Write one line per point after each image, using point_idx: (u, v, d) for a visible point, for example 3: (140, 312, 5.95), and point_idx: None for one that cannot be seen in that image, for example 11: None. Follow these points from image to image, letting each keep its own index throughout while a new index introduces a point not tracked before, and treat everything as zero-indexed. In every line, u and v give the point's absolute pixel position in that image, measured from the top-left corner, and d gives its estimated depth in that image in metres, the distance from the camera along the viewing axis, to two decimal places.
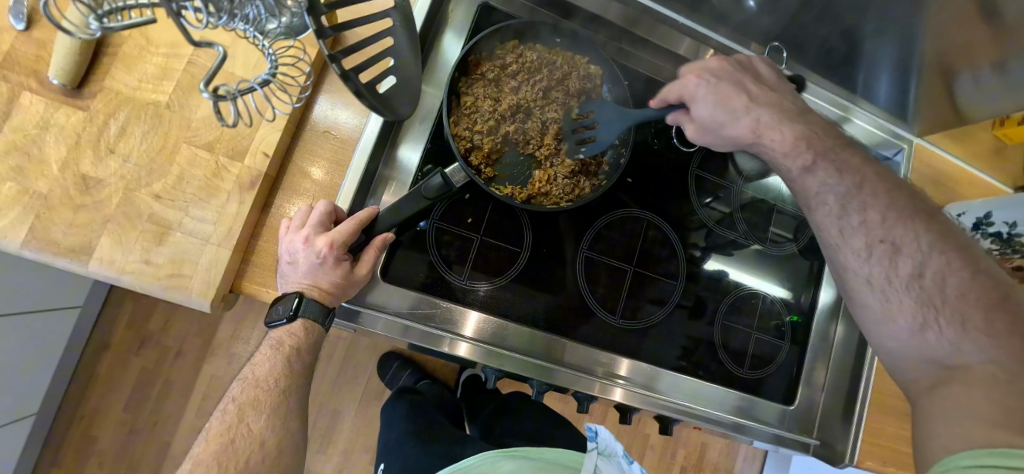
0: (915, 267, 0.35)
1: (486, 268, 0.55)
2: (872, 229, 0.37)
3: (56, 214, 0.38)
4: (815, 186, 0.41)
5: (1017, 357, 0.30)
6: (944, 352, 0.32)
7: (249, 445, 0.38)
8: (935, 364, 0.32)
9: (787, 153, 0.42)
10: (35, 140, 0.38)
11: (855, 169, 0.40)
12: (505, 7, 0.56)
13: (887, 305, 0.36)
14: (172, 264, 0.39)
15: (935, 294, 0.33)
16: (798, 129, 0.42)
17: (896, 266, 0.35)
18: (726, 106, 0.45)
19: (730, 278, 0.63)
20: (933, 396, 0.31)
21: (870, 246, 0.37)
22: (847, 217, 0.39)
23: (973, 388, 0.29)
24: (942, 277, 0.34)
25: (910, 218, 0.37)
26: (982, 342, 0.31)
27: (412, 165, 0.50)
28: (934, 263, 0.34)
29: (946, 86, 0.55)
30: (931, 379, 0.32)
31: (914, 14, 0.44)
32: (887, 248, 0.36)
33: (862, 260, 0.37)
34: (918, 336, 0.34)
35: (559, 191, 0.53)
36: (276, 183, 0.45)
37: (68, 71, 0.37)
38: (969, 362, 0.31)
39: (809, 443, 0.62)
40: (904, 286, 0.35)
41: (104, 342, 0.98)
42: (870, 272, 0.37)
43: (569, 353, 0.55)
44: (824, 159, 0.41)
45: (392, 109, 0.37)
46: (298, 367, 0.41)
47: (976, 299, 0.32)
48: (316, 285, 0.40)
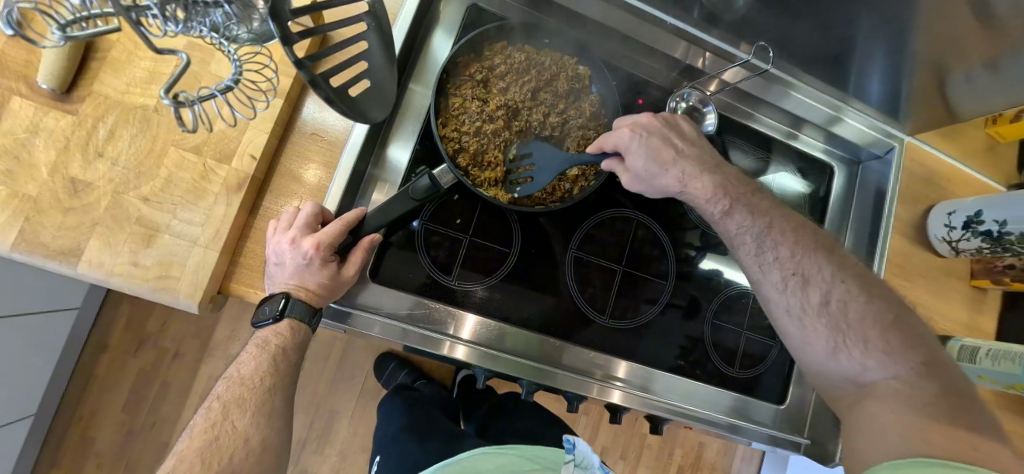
0: (823, 296, 0.42)
1: (477, 268, 0.55)
2: (784, 264, 0.43)
3: (46, 216, 0.38)
4: (734, 227, 0.45)
5: (913, 367, 0.38)
6: (853, 370, 0.40)
7: (232, 441, 0.38)
8: (849, 381, 0.40)
9: (709, 200, 0.46)
10: (24, 144, 0.39)
11: (763, 215, 0.45)
12: (496, 10, 0.57)
13: (804, 330, 0.43)
14: (160, 266, 0.40)
15: (843, 321, 0.41)
16: (715, 180, 0.46)
17: (808, 297, 0.42)
18: (658, 158, 0.47)
19: (722, 278, 0.63)
20: (858, 412, 0.38)
21: (785, 279, 0.43)
22: (764, 256, 0.44)
23: (884, 404, 0.36)
24: (846, 303, 0.41)
25: (813, 258, 0.43)
26: (882, 359, 0.39)
27: (401, 166, 0.51)
28: (837, 292, 0.42)
29: (937, 84, 0.55)
30: (852, 396, 0.40)
31: (902, 13, 0.44)
32: (798, 281, 0.43)
33: (780, 291, 0.44)
34: (834, 356, 0.41)
35: (546, 191, 0.54)
36: (264, 184, 0.45)
37: (57, 75, 0.38)
38: (876, 378, 0.39)
39: (800, 442, 0.62)
40: (817, 314, 0.42)
41: (103, 343, 0.99)
42: (788, 303, 0.43)
43: (565, 355, 0.56)
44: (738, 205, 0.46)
45: (364, 112, 0.37)
46: (284, 366, 0.42)
47: (874, 323, 0.40)
48: (302, 286, 0.40)
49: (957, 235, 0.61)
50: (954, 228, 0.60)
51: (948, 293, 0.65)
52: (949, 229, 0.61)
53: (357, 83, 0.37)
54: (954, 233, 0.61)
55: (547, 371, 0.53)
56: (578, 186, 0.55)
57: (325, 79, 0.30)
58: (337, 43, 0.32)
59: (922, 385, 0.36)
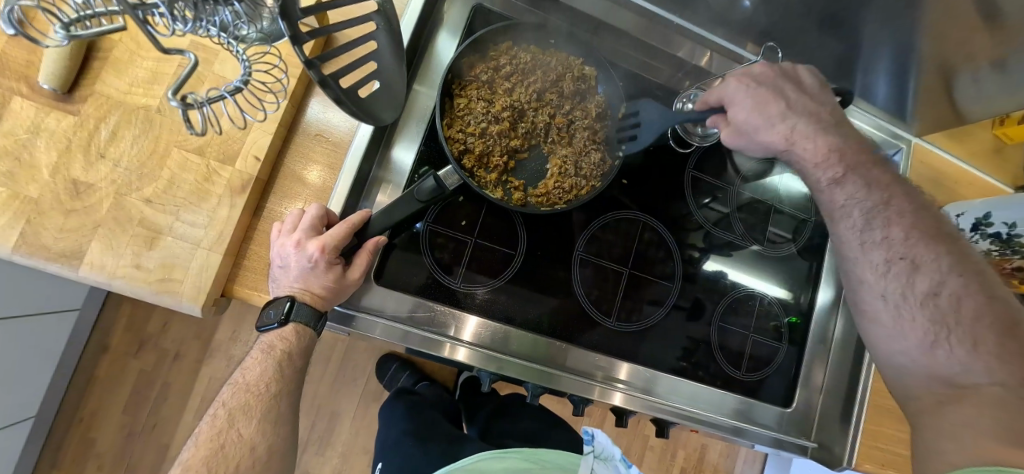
0: (932, 286, 0.36)
1: (481, 271, 0.54)
2: (893, 245, 0.38)
3: (47, 218, 0.38)
4: (843, 197, 0.43)
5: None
6: (951, 370, 0.33)
7: (239, 450, 0.38)
8: (940, 381, 0.34)
9: (819, 162, 0.44)
10: (25, 144, 0.38)
11: (883, 187, 0.42)
12: (500, 9, 0.56)
13: (897, 318, 0.37)
14: (163, 268, 0.39)
15: (951, 315, 0.35)
16: (831, 141, 0.44)
17: (913, 283, 0.37)
18: (765, 112, 0.46)
19: (728, 279, 0.63)
20: (940, 415, 0.32)
21: (889, 262, 0.38)
22: (870, 232, 0.40)
23: (983, 411, 0.30)
24: (959, 297, 0.35)
25: (931, 243, 0.38)
26: (992, 364, 0.32)
27: (406, 167, 0.50)
28: (953, 285, 0.36)
29: (944, 85, 0.55)
30: (939, 398, 0.33)
31: (911, 14, 0.43)
32: (905, 266, 0.37)
33: (880, 274, 0.39)
34: (928, 352, 0.35)
35: (553, 193, 0.53)
36: (268, 186, 0.44)
37: (59, 75, 0.37)
38: (977, 382, 0.32)
39: (807, 445, 0.61)
40: (919, 303, 0.36)
41: (104, 344, 0.98)
42: (886, 287, 0.38)
43: (568, 357, 0.55)
44: (851, 174, 0.43)
45: (369, 114, 0.37)
46: (290, 371, 0.41)
47: (988, 328, 0.33)
48: (307, 289, 0.40)
49: (963, 237, 0.60)
50: (961, 230, 0.60)
51: None
52: (957, 231, 0.61)
53: (368, 84, 0.37)
54: (962, 235, 0.60)
55: (553, 374, 0.53)
56: (584, 187, 0.54)
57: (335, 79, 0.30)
58: (345, 43, 0.32)
59: None
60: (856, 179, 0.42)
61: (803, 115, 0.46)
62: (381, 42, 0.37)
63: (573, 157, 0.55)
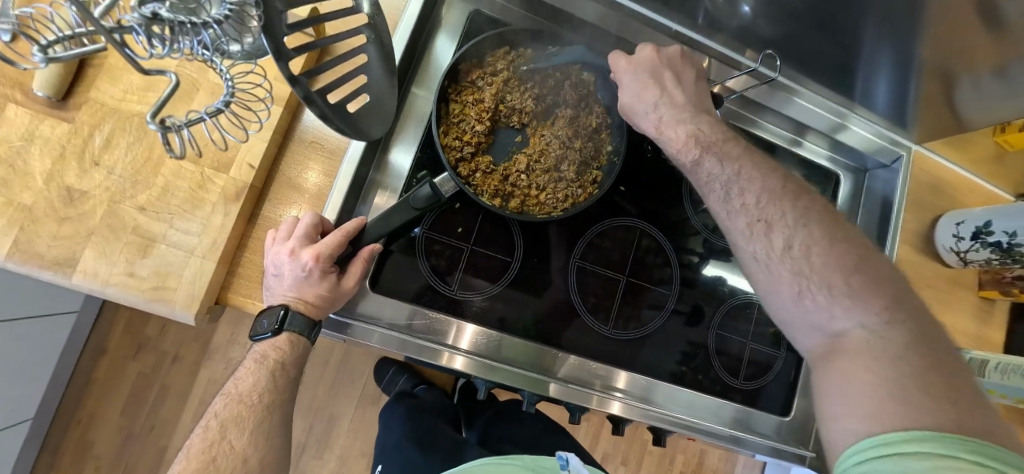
0: (786, 240, 0.34)
1: (479, 278, 0.54)
2: (749, 210, 0.36)
3: (41, 226, 0.38)
4: (705, 175, 0.40)
5: (885, 314, 0.30)
6: (820, 319, 0.32)
7: (231, 462, 0.38)
8: (820, 331, 0.32)
9: (679, 148, 0.42)
10: (19, 152, 0.38)
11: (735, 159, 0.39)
12: (498, 14, 0.56)
13: (771, 276, 0.35)
14: (157, 276, 0.39)
15: (807, 266, 0.33)
16: (690, 127, 0.42)
17: (771, 242, 0.35)
18: (640, 96, 0.45)
19: (726, 285, 0.62)
20: (827, 369, 0.31)
21: (749, 225, 0.36)
22: (731, 202, 0.37)
23: (861, 361, 0.29)
24: (809, 248, 0.33)
25: (782, 197, 0.36)
26: (848, 305, 0.31)
27: (403, 173, 0.50)
28: (801, 236, 0.34)
29: (945, 92, 0.54)
30: (821, 348, 0.32)
31: (912, 21, 0.43)
32: (762, 227, 0.35)
33: (744, 239, 0.36)
34: (797, 303, 0.33)
35: (551, 201, 0.53)
36: (263, 193, 0.44)
37: (53, 83, 0.38)
38: (845, 328, 0.31)
39: (806, 455, 0.61)
40: (780, 259, 0.34)
41: (102, 347, 0.98)
42: (754, 249, 0.36)
43: (564, 364, 0.55)
44: (709, 152, 0.40)
45: (363, 128, 0.37)
46: (282, 382, 0.41)
47: (838, 266, 0.32)
48: (301, 298, 0.39)
49: (965, 246, 0.60)
50: (962, 238, 0.60)
51: (956, 303, 0.64)
52: (958, 239, 0.60)
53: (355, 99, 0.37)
54: (963, 244, 0.60)
55: (550, 384, 0.53)
56: (584, 195, 0.54)
57: (320, 95, 0.30)
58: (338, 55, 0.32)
59: (892, 335, 0.29)
60: (715, 155, 0.40)
61: (671, 98, 0.44)
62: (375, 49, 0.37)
63: (576, 163, 0.54)
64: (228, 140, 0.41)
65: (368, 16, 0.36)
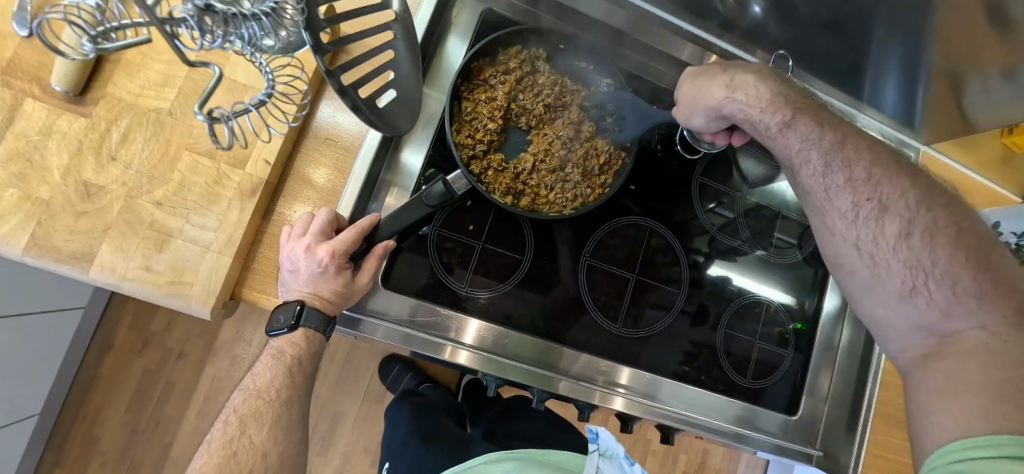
0: (904, 228, 0.33)
1: (489, 276, 0.54)
2: (857, 187, 0.36)
3: (57, 220, 0.38)
4: (797, 142, 0.40)
5: (1009, 316, 0.28)
6: (932, 317, 0.31)
7: (251, 456, 0.38)
8: (924, 332, 0.32)
9: (764, 108, 0.42)
10: (36, 146, 0.38)
11: (834, 128, 0.39)
12: (509, 13, 0.56)
13: (876, 268, 0.35)
14: (173, 271, 0.39)
15: (927, 258, 0.32)
16: (774, 88, 0.42)
17: (883, 227, 0.34)
18: (709, 79, 0.47)
19: (733, 285, 0.63)
20: (930, 370, 0.30)
21: (857, 205, 0.36)
22: (830, 178, 0.38)
23: (970, 360, 0.28)
24: (931, 239, 0.32)
25: (891, 173, 0.36)
26: (971, 306, 0.29)
27: (415, 170, 0.50)
28: (922, 224, 0.33)
29: (954, 93, 0.54)
30: (924, 348, 0.31)
31: (924, 23, 0.43)
32: (872, 208, 0.35)
33: (849, 223, 0.36)
34: (908, 301, 0.33)
35: (561, 199, 0.53)
36: (277, 189, 0.44)
37: (71, 78, 0.38)
38: (959, 328, 0.29)
39: (812, 454, 0.61)
40: (892, 248, 0.34)
41: (108, 343, 0.98)
42: (858, 234, 0.36)
43: (566, 360, 0.55)
44: (802, 116, 0.40)
45: (391, 123, 0.37)
46: (298, 377, 0.41)
47: (964, 262, 0.31)
48: (317, 294, 0.40)
49: None
50: None
51: None
52: None
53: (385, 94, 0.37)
54: None
55: (555, 380, 0.53)
56: (594, 194, 0.54)
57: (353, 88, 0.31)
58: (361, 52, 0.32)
59: (1017, 340, 0.27)
60: (810, 123, 0.40)
61: (753, 71, 0.45)
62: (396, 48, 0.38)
63: (585, 163, 0.54)
64: (272, 134, 0.41)
65: (397, 13, 0.37)
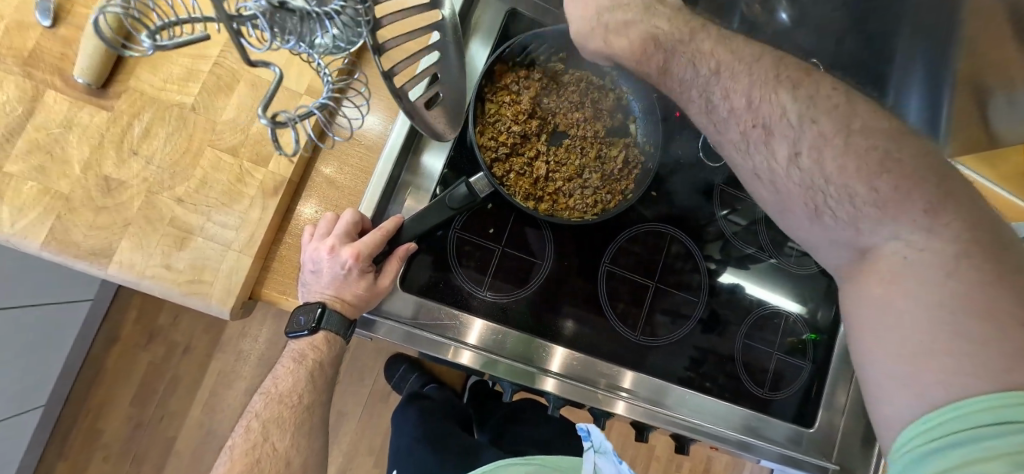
0: (791, 146, 0.28)
1: (509, 279, 0.54)
2: (739, 117, 0.30)
3: (77, 215, 0.37)
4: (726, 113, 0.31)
5: (919, 214, 0.25)
6: (846, 234, 0.28)
7: (275, 465, 0.38)
8: (845, 246, 0.28)
9: (640, 60, 0.32)
10: (57, 138, 0.38)
11: (708, 51, 0.31)
12: (533, 16, 0.55)
13: (776, 193, 0.30)
14: (193, 269, 0.38)
15: (820, 175, 0.27)
16: (644, 28, 0.32)
17: (774, 152, 0.29)
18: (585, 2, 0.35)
19: (747, 293, 0.62)
20: (856, 291, 0.28)
21: (743, 134, 0.30)
22: (716, 113, 0.31)
23: (895, 280, 0.25)
24: (819, 151, 0.27)
25: (773, 84, 0.29)
26: (875, 214, 0.26)
27: (436, 173, 0.47)
28: (808, 138, 0.28)
29: (980, 108, 0.53)
30: (849, 264, 0.28)
31: (956, 34, 0.42)
32: (759, 133, 0.29)
33: (742, 153, 0.30)
34: (815, 223, 0.29)
35: (581, 205, 0.52)
36: (298, 188, 0.44)
37: (94, 70, 0.37)
38: (876, 242, 0.26)
39: (827, 467, 0.60)
40: (787, 172, 0.29)
41: (114, 335, 0.98)
42: (754, 165, 0.30)
43: (575, 364, 0.54)
44: (677, 57, 0.31)
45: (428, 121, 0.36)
46: (319, 381, 0.41)
47: (857, 169, 0.26)
48: (339, 297, 0.39)
49: None
50: None
51: None
52: None
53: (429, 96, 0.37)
54: None
55: (542, 377, 0.51)
56: (615, 202, 0.53)
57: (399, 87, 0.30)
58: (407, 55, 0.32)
59: (933, 243, 0.24)
60: (684, 57, 0.31)
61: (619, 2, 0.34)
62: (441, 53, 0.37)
63: (606, 171, 0.54)
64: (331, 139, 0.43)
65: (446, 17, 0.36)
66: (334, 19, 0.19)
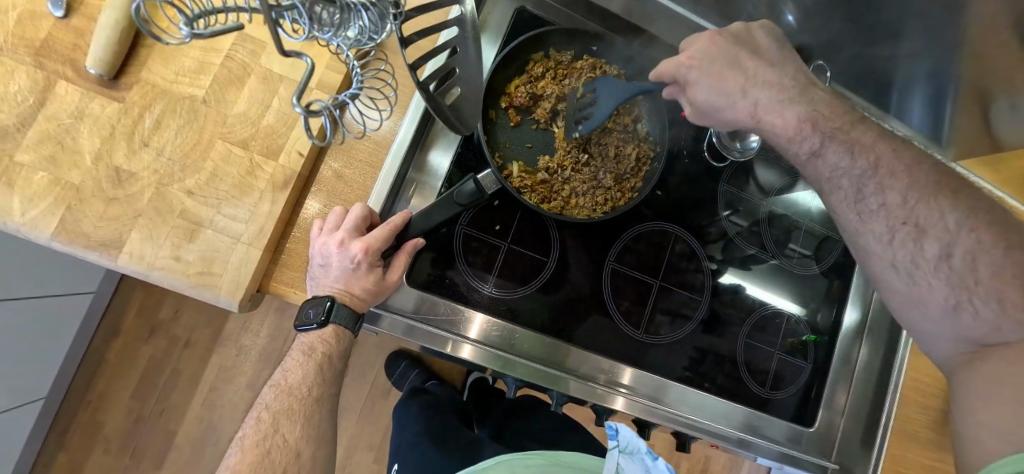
0: (943, 248, 0.31)
1: (513, 277, 0.54)
2: (892, 212, 0.33)
3: (87, 206, 0.37)
4: (824, 167, 0.36)
5: None
6: (979, 331, 0.30)
7: (284, 456, 0.38)
8: (969, 343, 0.31)
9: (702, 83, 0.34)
10: (68, 129, 0.38)
11: (868, 146, 0.35)
12: (543, 14, 0.55)
13: (915, 287, 0.33)
14: (203, 261, 0.39)
15: (969, 275, 0.30)
16: (803, 108, 0.36)
17: (923, 249, 0.32)
18: (728, 90, 0.38)
19: (748, 293, 0.62)
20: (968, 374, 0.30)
21: (892, 228, 0.33)
22: (864, 203, 0.35)
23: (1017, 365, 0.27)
24: (974, 256, 0.30)
25: (931, 189, 0.32)
26: (1020, 318, 0.28)
27: (443, 170, 0.48)
28: (965, 242, 0.31)
29: (983, 113, 0.53)
30: (966, 356, 0.31)
31: (961, 40, 0.42)
32: (910, 231, 0.33)
33: (884, 245, 0.34)
34: (950, 316, 0.32)
35: (590, 204, 0.53)
36: (307, 182, 0.44)
37: (106, 60, 0.37)
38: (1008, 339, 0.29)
39: (827, 466, 0.61)
40: (932, 269, 0.32)
41: (116, 328, 0.98)
42: (895, 257, 0.34)
43: (576, 360, 0.54)
44: (832, 142, 0.36)
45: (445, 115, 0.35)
46: (328, 374, 0.41)
47: (1012, 279, 0.29)
48: (348, 291, 0.39)
49: None
50: None
51: None
52: None
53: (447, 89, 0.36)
54: None
55: (544, 373, 0.52)
56: (623, 200, 0.53)
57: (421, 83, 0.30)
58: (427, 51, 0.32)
59: None
60: (833, 146, 0.36)
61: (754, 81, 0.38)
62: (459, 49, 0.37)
63: (615, 170, 0.54)
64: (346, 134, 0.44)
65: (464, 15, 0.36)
66: (367, 12, 0.20)
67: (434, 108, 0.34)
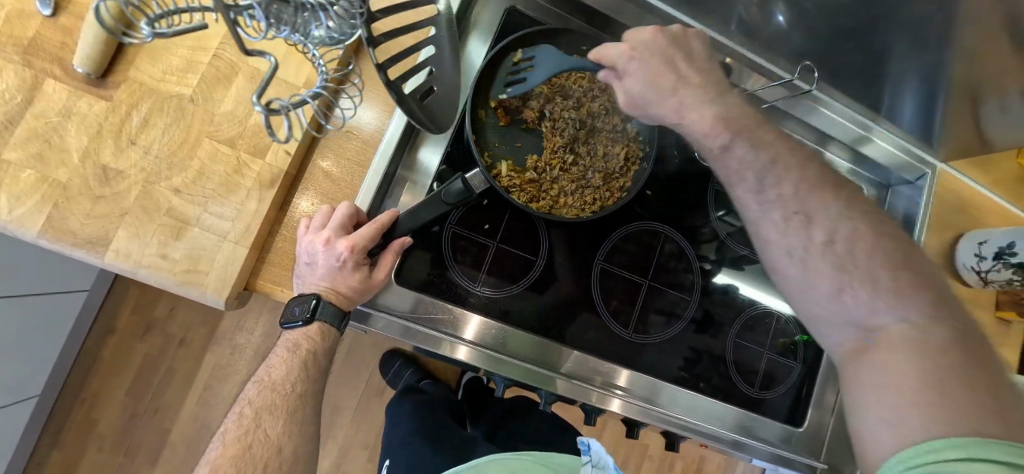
0: (827, 233, 0.31)
1: (503, 276, 0.54)
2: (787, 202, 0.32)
3: (74, 204, 0.37)
4: (768, 145, 0.34)
5: (925, 308, 0.27)
6: (856, 314, 0.29)
7: (266, 450, 0.39)
8: (848, 325, 0.30)
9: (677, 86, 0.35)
10: (55, 127, 0.38)
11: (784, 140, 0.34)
12: (533, 14, 0.55)
13: (804, 272, 0.31)
14: (189, 259, 0.39)
15: (850, 261, 0.30)
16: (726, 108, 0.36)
17: (812, 235, 0.31)
18: (654, 83, 0.37)
19: (738, 293, 0.62)
20: (857, 364, 0.28)
21: (787, 219, 0.32)
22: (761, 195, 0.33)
23: (898, 354, 0.26)
24: (853, 241, 0.30)
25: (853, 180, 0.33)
26: (891, 300, 0.28)
27: (432, 169, 0.48)
28: (843, 231, 0.31)
29: (974, 113, 0.53)
30: (852, 343, 0.29)
31: (949, 40, 0.42)
32: (801, 221, 0.32)
33: (778, 233, 0.32)
34: (834, 301, 0.30)
35: (579, 204, 0.53)
36: (295, 180, 0.44)
37: (93, 59, 0.37)
38: (883, 323, 0.28)
39: (816, 466, 0.61)
40: (820, 252, 0.31)
41: (111, 326, 0.98)
42: (787, 244, 0.32)
43: (570, 361, 0.55)
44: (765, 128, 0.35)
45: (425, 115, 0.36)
46: (313, 371, 0.41)
47: (885, 259, 0.29)
48: (333, 289, 0.39)
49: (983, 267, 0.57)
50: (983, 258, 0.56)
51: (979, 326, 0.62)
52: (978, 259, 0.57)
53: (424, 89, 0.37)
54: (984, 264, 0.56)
55: (537, 374, 0.52)
56: (612, 200, 0.54)
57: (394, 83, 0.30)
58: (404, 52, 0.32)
59: (934, 331, 0.26)
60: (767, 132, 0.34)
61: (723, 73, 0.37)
62: (441, 51, 0.38)
63: (604, 170, 0.54)
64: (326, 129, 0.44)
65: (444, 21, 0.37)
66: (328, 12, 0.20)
67: (413, 113, 0.34)
